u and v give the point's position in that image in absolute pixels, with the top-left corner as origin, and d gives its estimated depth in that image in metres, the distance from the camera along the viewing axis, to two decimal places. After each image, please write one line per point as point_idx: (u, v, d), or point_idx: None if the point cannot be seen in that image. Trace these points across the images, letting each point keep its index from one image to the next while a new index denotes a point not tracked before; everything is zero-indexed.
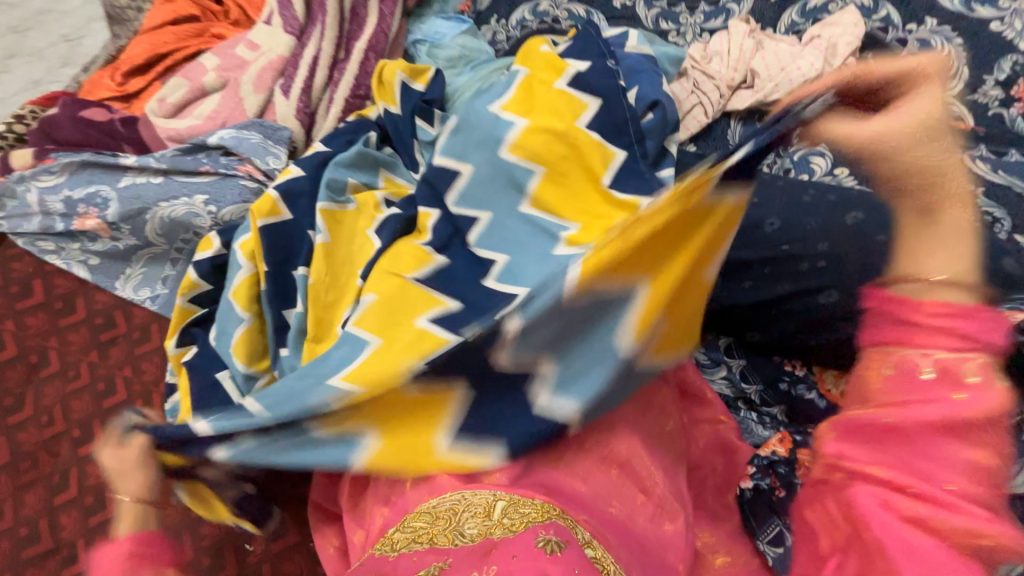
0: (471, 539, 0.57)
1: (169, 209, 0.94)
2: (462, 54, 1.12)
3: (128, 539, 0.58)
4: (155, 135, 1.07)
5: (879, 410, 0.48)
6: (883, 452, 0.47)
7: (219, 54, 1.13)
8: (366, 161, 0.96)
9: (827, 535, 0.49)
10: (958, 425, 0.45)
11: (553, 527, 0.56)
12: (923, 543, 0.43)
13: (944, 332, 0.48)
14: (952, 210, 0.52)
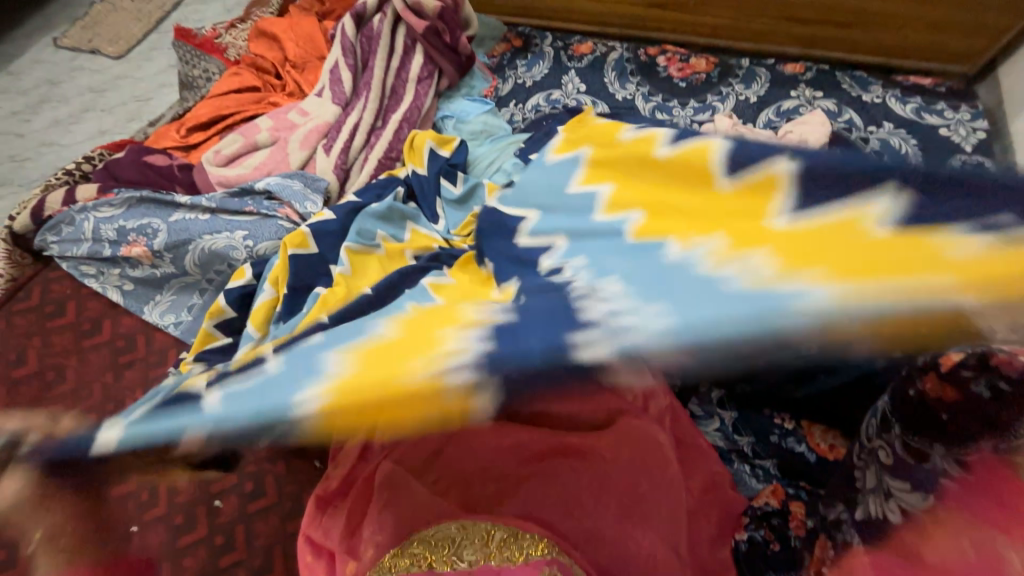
0: (470, 565, 0.60)
1: (211, 242, 1.04)
2: (484, 129, 1.29)
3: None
4: (207, 180, 1.21)
5: None
6: None
7: (274, 117, 1.31)
8: (393, 213, 1.06)
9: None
10: None
11: (557, 564, 0.59)
12: None
13: None
14: None
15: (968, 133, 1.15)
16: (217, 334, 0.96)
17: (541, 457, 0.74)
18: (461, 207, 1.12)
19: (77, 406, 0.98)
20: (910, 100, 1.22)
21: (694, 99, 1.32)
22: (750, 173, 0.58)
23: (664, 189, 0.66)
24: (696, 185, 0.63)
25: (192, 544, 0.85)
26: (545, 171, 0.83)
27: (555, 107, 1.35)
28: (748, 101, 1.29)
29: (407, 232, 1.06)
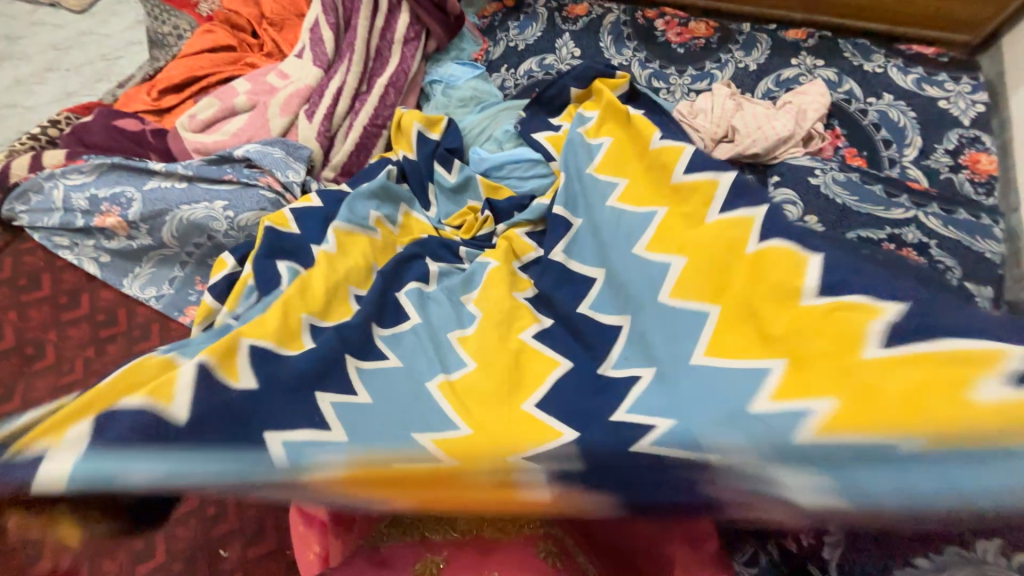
0: (460, 534, 0.68)
1: (189, 212, 1.00)
2: (474, 95, 1.24)
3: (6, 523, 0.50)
4: (183, 147, 1.15)
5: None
6: None
7: (252, 80, 1.24)
8: (386, 195, 1.02)
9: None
10: None
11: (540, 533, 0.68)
12: None
13: None
14: None
15: (967, 106, 1.13)
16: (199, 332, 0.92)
17: None
18: (455, 200, 1.06)
19: (58, 381, 0.97)
20: (911, 71, 1.19)
21: (692, 66, 1.28)
22: (844, 297, 0.61)
23: (718, 278, 0.72)
24: (777, 309, 0.65)
25: (184, 516, 0.86)
26: (618, 222, 0.84)
27: (548, 73, 1.29)
28: (747, 69, 1.25)
29: (400, 216, 1.03)
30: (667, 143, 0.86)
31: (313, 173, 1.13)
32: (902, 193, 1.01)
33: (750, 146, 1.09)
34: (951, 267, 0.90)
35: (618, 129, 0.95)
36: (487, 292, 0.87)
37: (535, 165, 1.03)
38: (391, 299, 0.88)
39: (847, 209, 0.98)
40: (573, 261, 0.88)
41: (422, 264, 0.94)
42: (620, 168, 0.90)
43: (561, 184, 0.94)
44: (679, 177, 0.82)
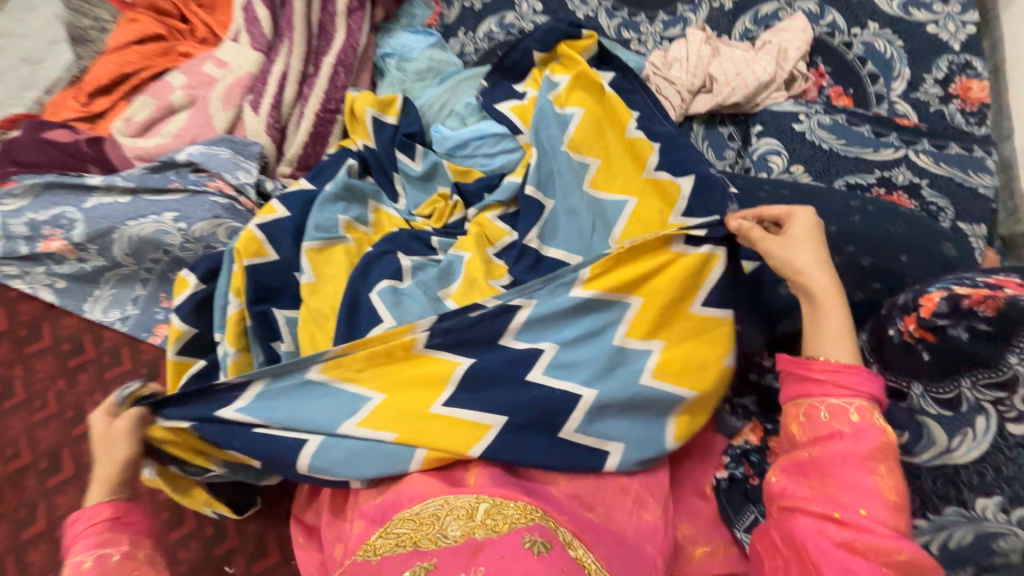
0: (454, 540, 0.59)
1: (138, 228, 0.93)
2: (431, 66, 1.14)
3: (106, 506, 0.65)
4: (122, 155, 1.06)
5: (805, 450, 0.54)
6: (819, 490, 0.52)
7: (187, 72, 1.14)
8: (351, 194, 0.98)
9: (773, 561, 0.54)
10: (868, 459, 0.51)
11: (537, 529, 0.59)
12: (857, 566, 0.48)
13: (836, 386, 0.54)
14: (813, 278, 0.59)
15: (957, 29, 1.03)
16: (192, 358, 0.90)
17: (526, 425, 0.70)
18: (424, 188, 1.00)
19: (35, 418, 0.94)
20: None
21: (663, 10, 1.17)
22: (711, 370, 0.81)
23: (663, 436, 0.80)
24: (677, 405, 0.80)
25: (184, 538, 0.86)
26: (593, 209, 0.82)
27: (510, 33, 1.19)
28: (724, 7, 1.14)
29: (370, 213, 0.99)
30: (637, 134, 0.86)
31: (269, 169, 1.06)
32: (892, 130, 0.94)
33: (729, 96, 1.02)
34: (943, 208, 0.86)
35: (588, 98, 0.89)
36: (464, 286, 0.83)
37: (501, 139, 0.95)
38: (365, 302, 0.84)
39: (835, 154, 0.93)
40: (547, 247, 0.83)
41: (394, 258, 0.90)
42: (591, 146, 0.86)
43: (531, 160, 0.86)
44: (652, 171, 0.83)
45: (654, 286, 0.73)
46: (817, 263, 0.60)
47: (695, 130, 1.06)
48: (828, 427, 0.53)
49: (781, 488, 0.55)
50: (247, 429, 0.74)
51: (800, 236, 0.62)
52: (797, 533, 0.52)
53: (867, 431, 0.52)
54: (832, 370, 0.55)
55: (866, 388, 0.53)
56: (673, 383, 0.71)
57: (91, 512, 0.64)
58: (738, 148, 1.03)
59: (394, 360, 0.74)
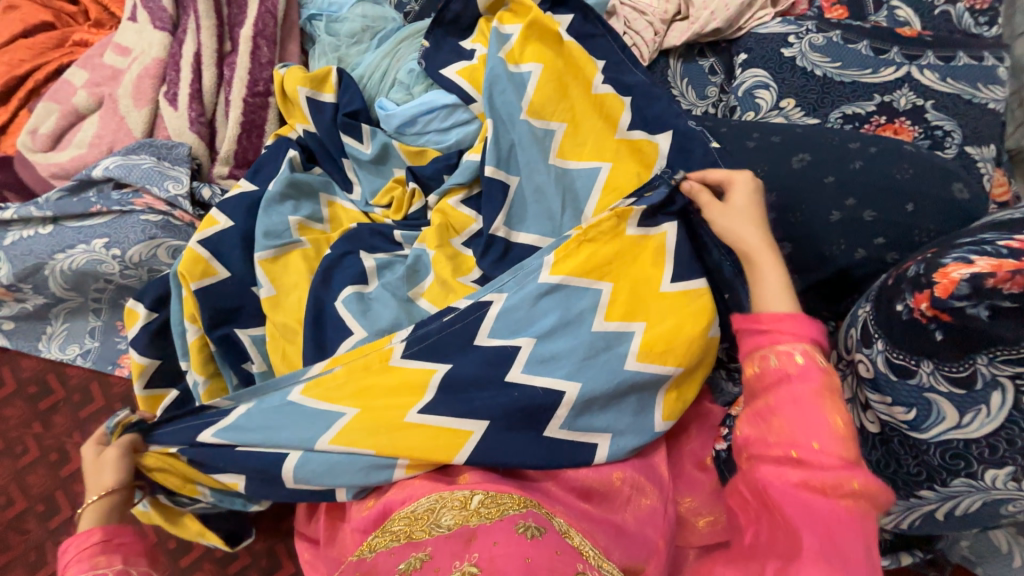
0: (448, 528, 0.56)
1: (68, 260, 0.85)
2: (365, 25, 0.99)
3: (99, 528, 0.64)
4: (36, 175, 0.95)
5: (763, 399, 0.54)
6: (776, 432, 0.52)
7: (87, 66, 0.99)
8: (298, 190, 0.88)
9: (746, 514, 0.53)
10: (817, 398, 0.52)
11: (531, 515, 0.56)
12: (818, 503, 0.48)
13: (785, 333, 0.55)
14: (751, 234, 0.62)
15: None
16: (162, 390, 0.85)
17: (517, 426, 0.65)
18: (378, 172, 0.90)
19: (15, 466, 0.90)
20: None
21: None
22: None
23: None
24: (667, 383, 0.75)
25: (195, 562, 0.85)
26: (561, 183, 0.74)
27: None
28: None
29: (324, 208, 0.90)
30: (605, 92, 0.76)
31: (204, 173, 0.95)
32: (893, 45, 0.83)
33: (708, 22, 0.89)
34: (950, 131, 0.77)
35: (545, 50, 0.77)
36: (435, 286, 0.76)
37: (453, 111, 0.84)
38: (331, 312, 0.78)
39: (829, 81, 0.83)
40: (515, 233, 0.76)
41: (356, 258, 0.82)
42: (553, 108, 0.75)
43: (488, 133, 0.76)
44: (626, 133, 0.75)
45: (621, 262, 0.69)
46: (755, 220, 0.63)
47: (673, 66, 0.93)
48: (778, 372, 0.54)
49: (746, 440, 0.55)
50: (225, 452, 0.71)
51: (742, 206, 0.64)
52: (761, 479, 0.51)
53: (813, 370, 0.53)
54: (778, 319, 0.56)
55: (808, 331, 0.55)
56: (659, 364, 0.66)
57: (82, 536, 0.63)
58: (721, 82, 0.91)
59: (371, 371, 0.69)
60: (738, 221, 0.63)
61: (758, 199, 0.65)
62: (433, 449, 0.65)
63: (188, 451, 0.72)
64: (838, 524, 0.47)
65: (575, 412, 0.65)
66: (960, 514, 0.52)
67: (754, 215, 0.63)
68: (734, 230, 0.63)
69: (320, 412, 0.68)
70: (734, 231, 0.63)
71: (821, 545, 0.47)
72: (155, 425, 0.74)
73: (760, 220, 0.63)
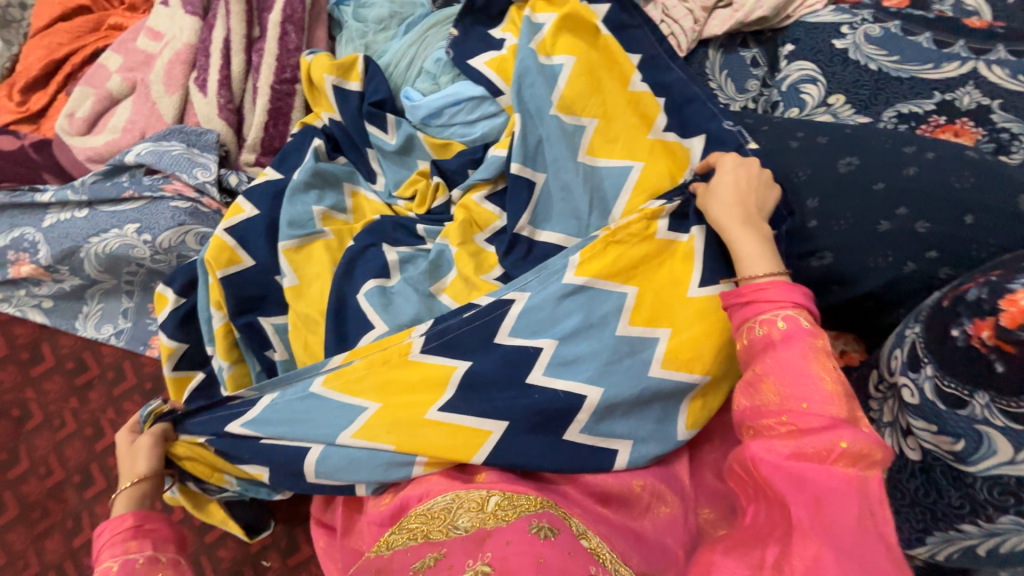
0: (465, 531, 0.55)
1: (102, 244, 0.87)
2: (393, 11, 0.97)
3: (130, 514, 0.68)
4: (73, 158, 0.97)
5: (750, 371, 0.53)
6: (765, 404, 0.51)
7: (121, 50, 1.00)
8: (323, 179, 0.88)
9: (744, 493, 0.51)
10: (803, 362, 0.50)
11: (546, 516, 0.56)
12: (809, 473, 0.45)
13: (770, 300, 0.54)
14: (728, 212, 0.61)
15: None
16: (190, 372, 0.87)
17: (536, 429, 0.64)
18: (402, 164, 0.89)
19: (55, 437, 0.94)
20: None
21: None
22: None
23: None
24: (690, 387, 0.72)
25: (218, 539, 0.89)
26: (589, 181, 0.71)
27: None
28: None
29: (347, 198, 0.89)
30: (641, 88, 0.73)
31: (231, 160, 0.96)
32: (959, 37, 0.77)
33: (752, 10, 0.84)
34: (1018, 134, 0.69)
35: (578, 42, 0.74)
36: (458, 282, 0.76)
37: (479, 103, 0.82)
38: (353, 305, 0.78)
39: (884, 76, 0.77)
40: (540, 231, 0.74)
41: (379, 251, 0.82)
42: (584, 103, 0.72)
43: (515, 127, 0.74)
44: (660, 131, 0.72)
45: (645, 263, 0.67)
46: (735, 199, 0.61)
47: (712, 57, 0.87)
48: (762, 340, 0.53)
49: (741, 414, 0.53)
50: (253, 441, 0.72)
51: (726, 187, 0.62)
52: (750, 454, 0.49)
53: (798, 333, 0.51)
54: (759, 287, 0.55)
55: (794, 295, 0.53)
56: (685, 372, 0.64)
57: (115, 522, 0.67)
58: (764, 75, 0.86)
59: (391, 366, 0.69)
60: (718, 202, 0.62)
61: (744, 177, 0.62)
62: (452, 446, 0.64)
63: (216, 441, 0.74)
64: (833, 494, 0.44)
65: (596, 418, 0.64)
66: (1007, 551, 0.49)
67: (734, 193, 0.62)
68: (714, 211, 0.62)
69: (342, 405, 0.69)
70: (714, 212, 0.62)
71: (814, 517, 0.44)
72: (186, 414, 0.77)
73: (744, 198, 0.61)
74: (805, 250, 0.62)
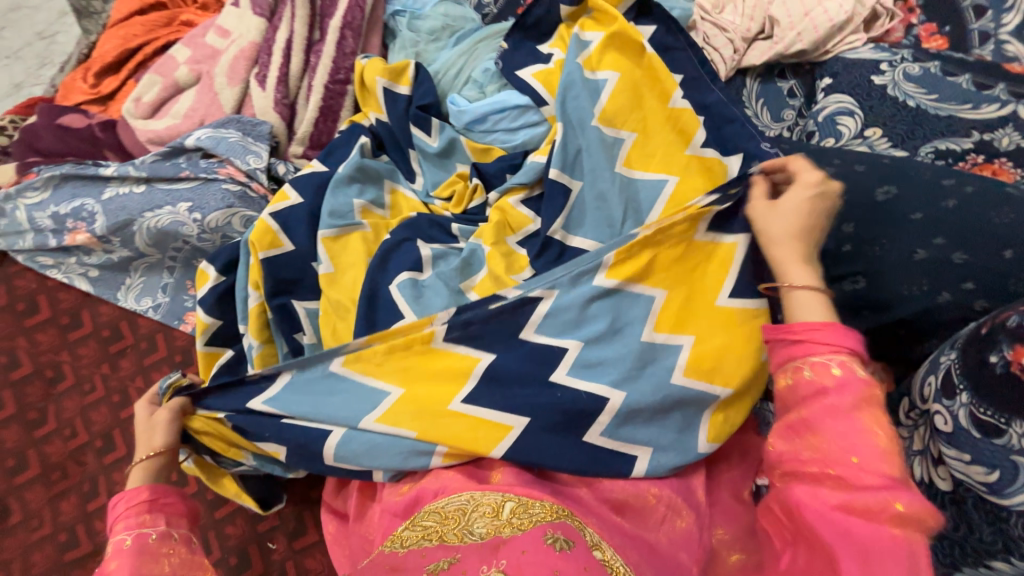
0: (481, 537, 0.56)
1: (155, 219, 0.92)
2: (446, 23, 1.02)
3: (145, 487, 0.69)
4: (135, 139, 1.03)
5: (792, 413, 0.52)
6: (807, 450, 0.51)
7: (190, 44, 1.07)
8: (365, 175, 0.92)
9: (781, 535, 0.51)
10: (847, 411, 0.50)
11: (561, 527, 0.55)
12: (855, 528, 0.46)
13: (816, 341, 0.53)
14: (789, 231, 0.60)
15: None
16: (221, 348, 0.90)
17: (555, 429, 0.65)
18: (441, 166, 0.92)
19: (84, 401, 0.97)
20: None
21: None
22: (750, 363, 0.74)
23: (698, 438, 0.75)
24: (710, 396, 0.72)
25: (229, 515, 0.90)
26: (624, 191, 0.74)
27: None
28: None
29: (387, 195, 0.93)
30: (681, 106, 0.75)
31: (280, 152, 1.00)
32: (998, 81, 0.78)
33: (792, 44, 0.86)
34: None
35: (624, 60, 0.77)
36: (488, 280, 0.77)
37: (524, 112, 0.85)
38: (384, 295, 0.81)
39: (922, 113, 0.78)
40: (572, 236, 0.76)
41: (413, 246, 0.84)
42: (625, 118, 0.75)
43: (557, 136, 0.77)
44: (697, 149, 0.74)
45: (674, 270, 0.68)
46: (798, 220, 0.60)
47: (749, 86, 0.91)
48: (811, 385, 0.52)
49: (778, 454, 0.53)
50: (276, 419, 0.74)
51: (793, 206, 0.61)
52: (794, 500, 0.49)
53: (848, 379, 0.51)
54: (812, 327, 0.54)
55: (843, 339, 0.53)
56: (705, 382, 0.65)
57: (130, 493, 0.68)
58: (799, 106, 0.88)
59: (413, 352, 0.71)
60: (780, 218, 0.61)
61: (818, 202, 0.61)
62: (472, 436, 0.66)
63: (238, 417, 0.75)
64: (878, 550, 0.45)
65: (616, 422, 0.65)
66: None
67: (798, 214, 0.60)
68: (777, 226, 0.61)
69: (366, 386, 0.71)
70: (775, 227, 0.61)
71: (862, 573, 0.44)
72: (203, 393, 0.78)
73: (810, 222, 0.60)
74: (838, 273, 0.63)
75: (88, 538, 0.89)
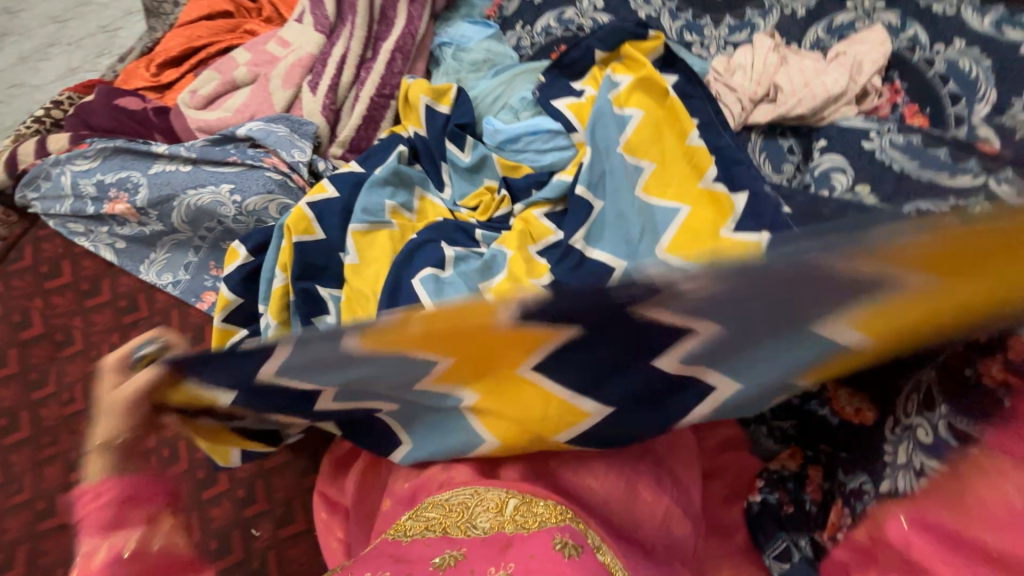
0: (483, 532, 0.58)
1: (196, 197, 0.98)
2: (487, 58, 1.14)
3: (110, 484, 0.52)
4: (185, 125, 1.10)
5: (963, 523, 0.48)
6: (958, 563, 0.49)
7: (252, 49, 1.17)
8: (399, 180, 0.98)
9: None
10: None
11: (568, 531, 0.56)
12: None
13: None
14: None
15: None
16: (237, 327, 0.92)
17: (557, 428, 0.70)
18: (471, 178, 1.00)
19: (88, 367, 0.97)
20: (991, 8, 0.93)
21: (731, 13, 1.11)
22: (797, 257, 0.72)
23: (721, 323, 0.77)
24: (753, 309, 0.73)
25: (216, 497, 0.88)
26: (642, 214, 0.81)
27: (568, 29, 1.15)
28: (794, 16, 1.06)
29: (415, 200, 0.99)
30: (698, 143, 0.85)
31: (321, 150, 1.08)
32: (972, 155, 0.86)
33: (794, 108, 0.97)
34: None
35: (648, 103, 0.88)
36: (506, 281, 0.83)
37: (554, 137, 0.95)
38: (407, 288, 0.85)
39: (906, 176, 0.89)
40: (591, 249, 0.84)
41: (437, 246, 0.89)
42: (646, 149, 0.85)
43: (584, 159, 0.86)
44: (710, 179, 0.82)
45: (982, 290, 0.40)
46: None
47: (753, 140, 1.01)
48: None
49: (906, 543, 0.52)
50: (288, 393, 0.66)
51: None
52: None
53: None
54: None
55: None
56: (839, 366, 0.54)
57: (91, 493, 0.51)
58: (798, 162, 0.98)
59: (465, 327, 0.46)
60: None
61: None
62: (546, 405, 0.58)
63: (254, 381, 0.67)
64: None
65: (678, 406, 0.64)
66: None
67: None
68: None
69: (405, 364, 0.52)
70: None
71: None
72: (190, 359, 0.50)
73: None
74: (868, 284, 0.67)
75: (66, 509, 0.86)
